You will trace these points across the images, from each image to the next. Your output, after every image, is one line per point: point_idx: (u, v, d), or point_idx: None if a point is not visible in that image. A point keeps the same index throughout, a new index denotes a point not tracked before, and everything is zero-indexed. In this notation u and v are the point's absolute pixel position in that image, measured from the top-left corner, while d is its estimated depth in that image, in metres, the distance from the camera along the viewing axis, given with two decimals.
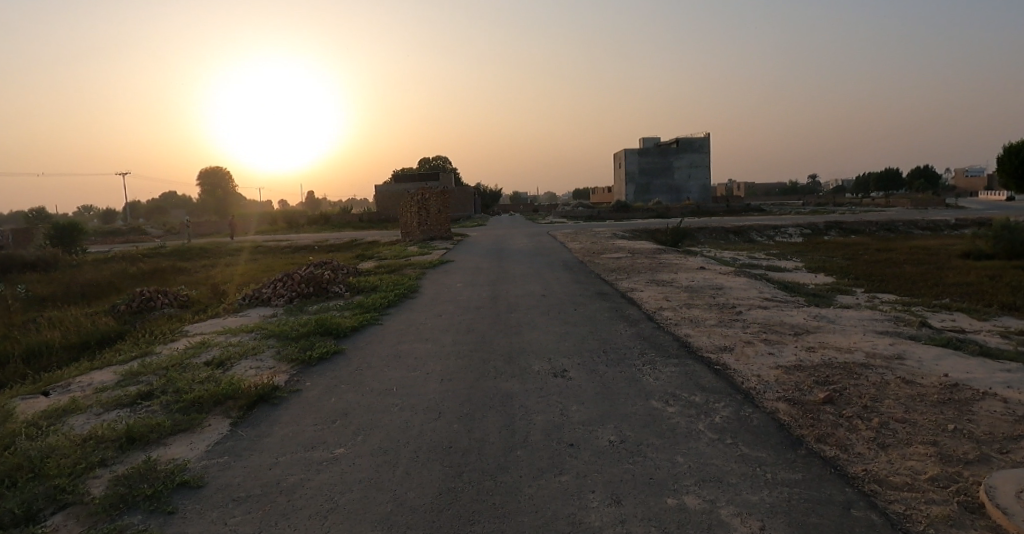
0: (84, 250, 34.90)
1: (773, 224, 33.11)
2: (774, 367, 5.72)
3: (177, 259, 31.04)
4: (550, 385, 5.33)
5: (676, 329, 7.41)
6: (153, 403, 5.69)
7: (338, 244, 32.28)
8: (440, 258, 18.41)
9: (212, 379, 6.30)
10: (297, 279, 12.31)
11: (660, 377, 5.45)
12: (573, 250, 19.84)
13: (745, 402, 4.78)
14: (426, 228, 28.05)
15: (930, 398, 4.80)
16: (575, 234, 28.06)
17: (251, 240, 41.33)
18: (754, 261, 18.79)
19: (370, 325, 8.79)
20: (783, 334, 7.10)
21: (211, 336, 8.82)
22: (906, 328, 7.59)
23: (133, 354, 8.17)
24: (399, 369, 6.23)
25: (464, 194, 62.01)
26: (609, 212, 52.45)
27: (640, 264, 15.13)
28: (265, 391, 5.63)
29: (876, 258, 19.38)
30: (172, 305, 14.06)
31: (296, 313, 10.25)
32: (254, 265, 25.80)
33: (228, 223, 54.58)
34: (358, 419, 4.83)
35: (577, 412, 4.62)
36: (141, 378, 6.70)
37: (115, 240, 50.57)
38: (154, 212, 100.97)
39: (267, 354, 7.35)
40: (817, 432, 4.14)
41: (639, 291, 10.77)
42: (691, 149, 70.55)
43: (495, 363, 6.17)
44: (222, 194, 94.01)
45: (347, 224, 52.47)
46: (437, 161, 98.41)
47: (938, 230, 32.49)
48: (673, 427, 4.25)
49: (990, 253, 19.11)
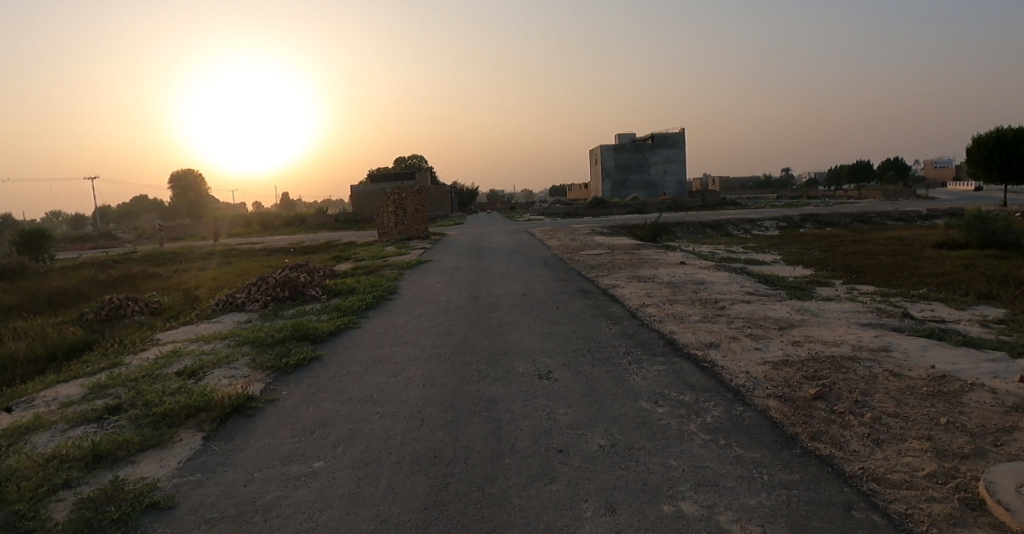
0: (51, 257, 33.74)
1: (749, 218, 33.47)
2: (761, 362, 5.66)
3: (148, 264, 30.18)
4: (536, 388, 5.18)
5: (660, 326, 7.32)
6: (121, 417, 5.38)
7: (313, 246, 31.70)
8: (419, 258, 18.17)
9: (183, 391, 6.01)
10: (272, 282, 11.96)
11: (647, 377, 5.34)
12: (553, 248, 19.74)
13: (735, 400, 4.70)
14: (403, 228, 27.72)
15: (919, 390, 4.78)
16: (554, 232, 27.91)
17: (226, 243, 40.52)
18: (733, 255, 18.94)
19: (348, 329, 8.55)
20: (768, 328, 7.06)
21: (183, 344, 8.48)
22: (889, 320, 7.61)
23: (101, 365, 7.79)
24: (378, 375, 6.03)
25: (443, 193, 61.58)
26: (589, 209, 52.61)
27: (621, 260, 15.10)
28: (239, 401, 5.38)
29: (853, 250, 19.66)
30: (143, 313, 13.58)
31: (272, 318, 9.94)
32: (228, 268, 25.19)
33: (202, 226, 53.36)
34: (336, 429, 4.62)
35: (565, 415, 4.49)
36: (109, 391, 6.36)
37: (83, 246, 49.06)
38: (123, 216, 98.23)
39: (242, 362, 7.06)
40: (811, 430, 4.07)
41: (620, 287, 10.70)
42: (667, 144, 71.12)
43: (478, 366, 6.00)
44: (194, 197, 91.97)
45: (323, 226, 51.66)
46: (415, 160, 97.61)
47: (910, 221, 33.22)
48: (664, 429, 4.13)
49: (963, 242, 19.51)
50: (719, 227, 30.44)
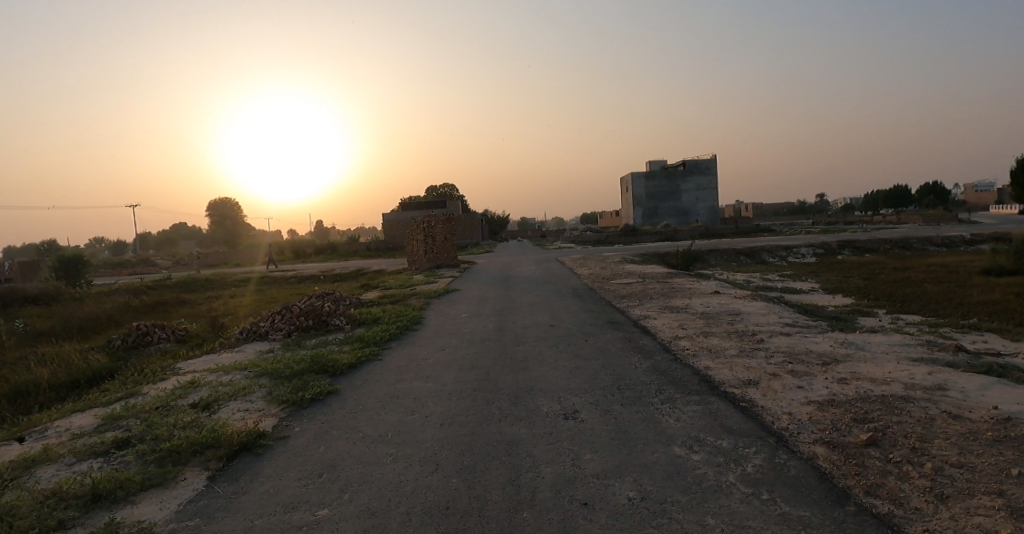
0: (88, 282, 34.77)
1: (783, 244, 32.53)
2: (805, 402, 5.21)
3: (182, 291, 30.84)
4: (560, 430, 4.84)
5: (694, 361, 6.91)
6: (127, 452, 5.24)
7: (342, 274, 31.99)
8: (446, 287, 18.08)
9: (195, 425, 5.85)
10: (296, 311, 11.91)
11: (681, 419, 4.96)
12: (582, 277, 19.39)
13: (779, 446, 4.29)
14: (431, 256, 27.77)
15: (983, 435, 4.28)
16: (583, 260, 27.52)
17: (258, 270, 41.33)
18: (767, 283, 18.31)
19: (368, 361, 8.37)
20: (810, 363, 6.59)
21: (202, 375, 8.39)
22: (942, 354, 7.05)
23: (119, 395, 7.74)
24: (395, 412, 5.77)
25: (470, 221, 61.97)
26: (617, 236, 52.12)
27: (652, 290, 14.67)
28: (248, 439, 5.19)
29: (896, 277, 18.79)
30: (169, 340, 13.69)
31: (293, 348, 9.84)
32: (258, 296, 25.49)
33: (236, 253, 54.65)
34: (346, 472, 4.36)
35: (590, 462, 4.14)
36: (121, 423, 6.25)
37: (124, 272, 50.70)
38: (164, 244, 101.51)
39: (257, 395, 6.90)
40: (864, 483, 3.64)
41: (651, 318, 10.29)
42: (696, 170, 70.55)
43: (500, 404, 5.71)
44: (230, 225, 94.63)
45: (354, 254, 52.32)
46: (445, 190, 98.74)
47: (954, 246, 31.88)
48: (699, 480, 3.75)
49: (1013, 268, 18.48)
50: (752, 254, 29.66)
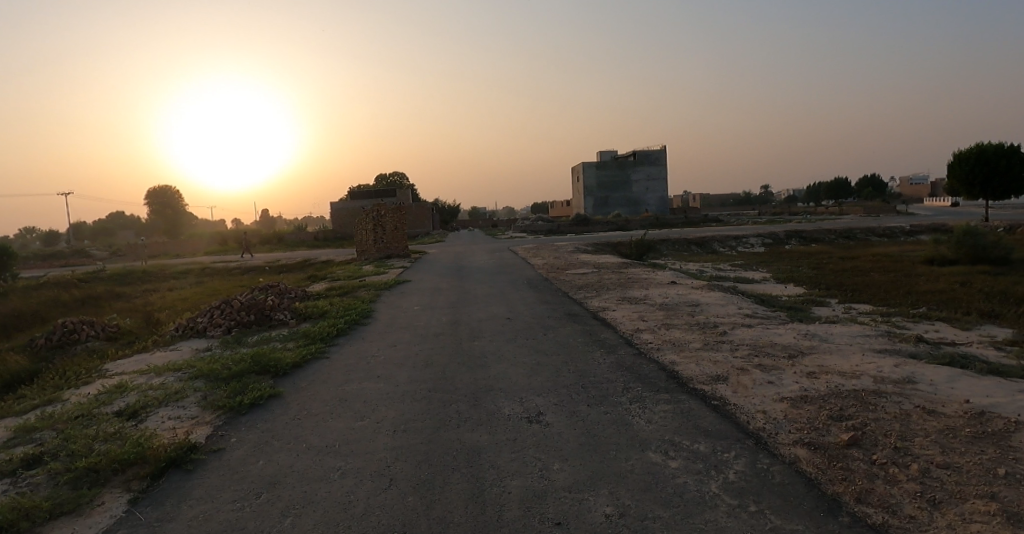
0: (12, 275, 32.05)
1: (734, 234, 33.29)
2: (778, 399, 5.02)
3: (115, 284, 28.79)
4: (526, 435, 4.47)
5: (660, 356, 6.65)
6: (37, 472, 4.50)
7: (290, 265, 30.63)
8: (398, 278, 17.44)
9: (119, 436, 5.13)
10: (237, 305, 11.05)
11: (653, 420, 4.66)
12: (537, 267, 19.11)
13: (759, 449, 4.05)
14: (382, 246, 26.89)
15: (962, 432, 4.17)
16: (539, 250, 27.29)
17: (200, 261, 39.34)
18: (721, 273, 18.50)
19: (315, 359, 7.75)
20: (776, 357, 6.44)
21: (130, 377, 7.58)
22: (904, 345, 7.05)
23: (34, 402, 6.84)
24: (344, 418, 5.25)
25: (423, 210, 60.86)
26: (571, 226, 52.30)
27: (608, 280, 14.52)
28: (177, 454, 4.54)
29: (844, 266, 19.37)
30: (99, 338, 12.48)
31: (233, 346, 9.08)
32: (199, 289, 24.03)
33: (176, 244, 51.73)
34: (288, 491, 3.84)
35: (560, 473, 3.77)
36: (34, 436, 5.44)
37: (51, 264, 47.20)
38: (98, 232, 95.37)
39: (191, 399, 6.21)
40: (854, 489, 3.42)
41: (611, 310, 10.03)
42: (649, 161, 71.63)
43: (458, 407, 5.27)
44: (171, 213, 89.69)
45: (302, 243, 50.44)
46: (395, 179, 96.47)
47: (894, 236, 33.41)
48: (681, 492, 3.44)
49: (953, 258, 19.34)
50: (704, 244, 30.22)
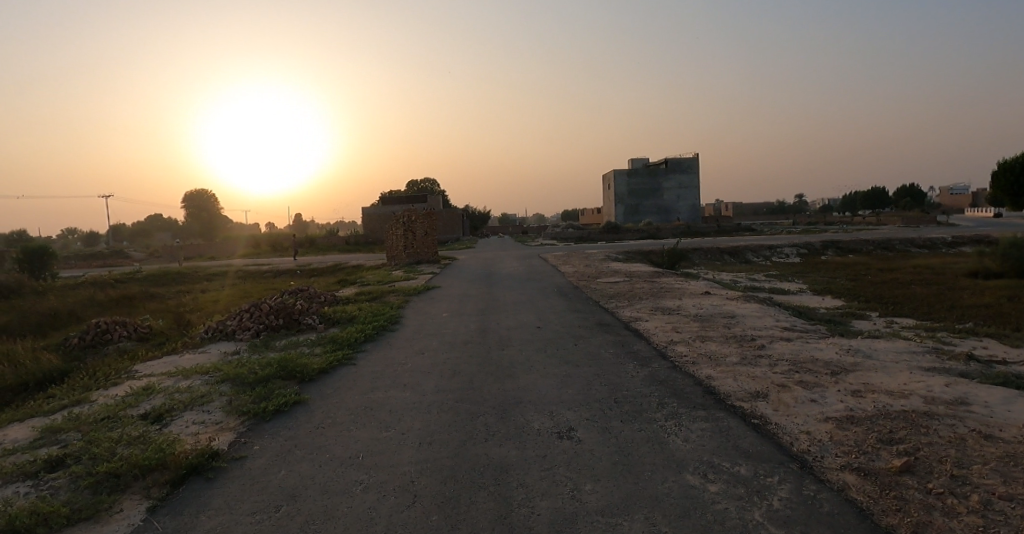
0: (54, 275, 33.10)
1: (767, 244, 32.50)
2: (823, 419, 4.74)
3: (151, 285, 29.50)
4: (556, 452, 4.30)
5: (695, 370, 6.40)
6: (60, 474, 4.52)
7: (321, 269, 30.98)
8: (426, 284, 17.42)
9: (143, 440, 5.14)
10: (266, 309, 11.14)
11: (690, 439, 4.45)
12: (567, 275, 18.92)
13: (804, 474, 3.81)
14: (412, 252, 27.01)
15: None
16: (567, 257, 27.07)
17: (234, 263, 40.10)
18: (755, 283, 18.02)
19: (341, 365, 7.72)
20: (819, 373, 6.12)
21: (158, 380, 7.63)
22: (954, 363, 6.65)
23: (64, 402, 6.93)
24: (369, 428, 5.15)
25: (453, 216, 61.17)
26: (600, 234, 51.84)
27: (639, 289, 14.25)
28: (199, 461, 4.50)
29: (883, 278, 18.68)
30: (130, 339, 12.73)
31: (260, 350, 9.12)
32: (232, 291, 24.42)
33: (211, 247, 52.96)
34: (310, 504, 3.74)
35: (592, 494, 3.59)
36: (59, 437, 5.50)
37: (94, 264, 48.77)
38: (137, 235, 98.47)
39: (216, 404, 6.21)
40: (909, 521, 3.17)
41: (643, 321, 9.77)
42: (679, 169, 70.80)
43: (485, 419, 5.13)
44: (208, 217, 92.22)
45: (333, 248, 51.11)
46: (425, 184, 97.36)
47: (936, 248, 32.24)
48: (721, 519, 3.23)
49: (999, 271, 18.47)
50: (737, 253, 29.57)
